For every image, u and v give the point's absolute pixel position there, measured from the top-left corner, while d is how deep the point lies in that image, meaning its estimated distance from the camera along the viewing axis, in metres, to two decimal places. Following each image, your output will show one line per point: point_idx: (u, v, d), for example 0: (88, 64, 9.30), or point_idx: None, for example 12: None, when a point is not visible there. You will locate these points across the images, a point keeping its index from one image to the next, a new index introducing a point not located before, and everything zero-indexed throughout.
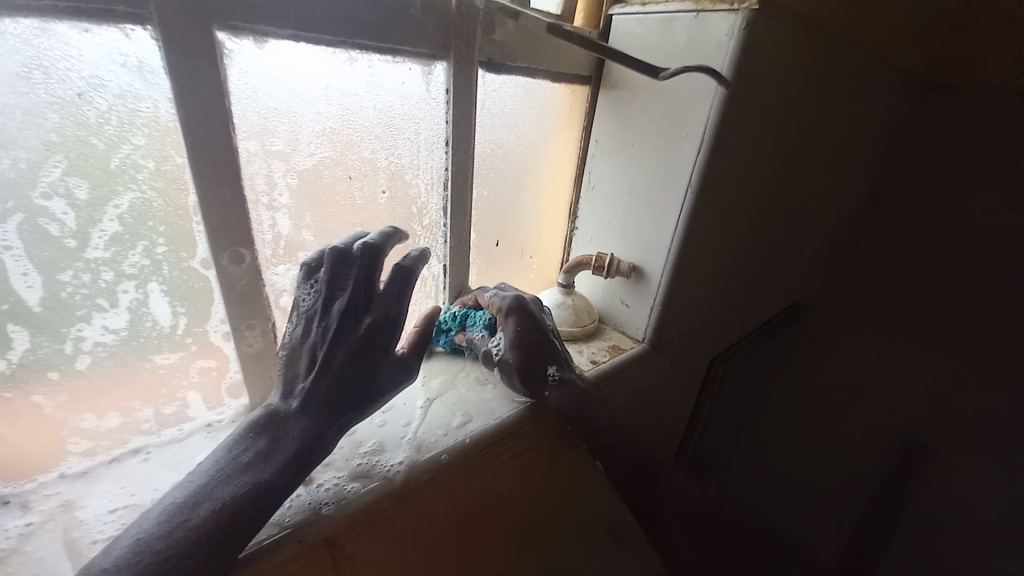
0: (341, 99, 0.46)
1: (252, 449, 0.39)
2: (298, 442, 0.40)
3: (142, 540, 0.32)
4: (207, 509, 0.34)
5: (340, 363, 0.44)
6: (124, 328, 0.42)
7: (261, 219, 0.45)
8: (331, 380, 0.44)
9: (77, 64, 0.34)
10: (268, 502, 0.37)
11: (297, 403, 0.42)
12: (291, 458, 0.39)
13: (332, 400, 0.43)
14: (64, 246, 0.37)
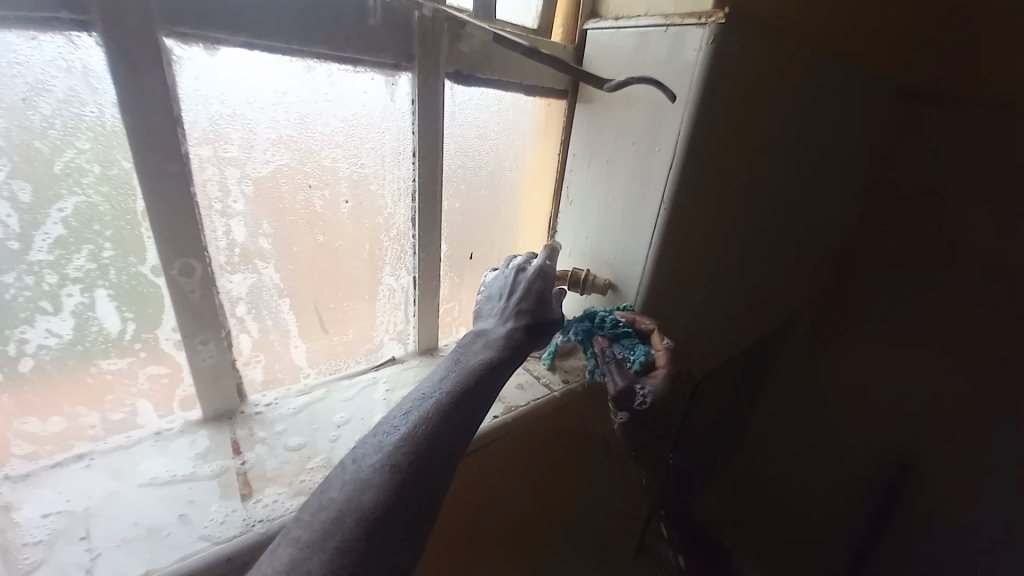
0: (299, 107, 0.46)
1: (463, 361, 0.44)
2: (499, 360, 0.45)
3: (405, 410, 0.38)
4: (442, 388, 0.40)
5: (530, 305, 0.51)
6: (69, 332, 0.42)
7: (214, 227, 0.45)
8: (528, 310, 0.51)
9: (20, 69, 0.34)
10: (488, 386, 0.42)
11: (511, 326, 0.49)
12: (503, 355, 0.45)
13: (532, 318, 0.50)
14: (6, 248, 0.37)
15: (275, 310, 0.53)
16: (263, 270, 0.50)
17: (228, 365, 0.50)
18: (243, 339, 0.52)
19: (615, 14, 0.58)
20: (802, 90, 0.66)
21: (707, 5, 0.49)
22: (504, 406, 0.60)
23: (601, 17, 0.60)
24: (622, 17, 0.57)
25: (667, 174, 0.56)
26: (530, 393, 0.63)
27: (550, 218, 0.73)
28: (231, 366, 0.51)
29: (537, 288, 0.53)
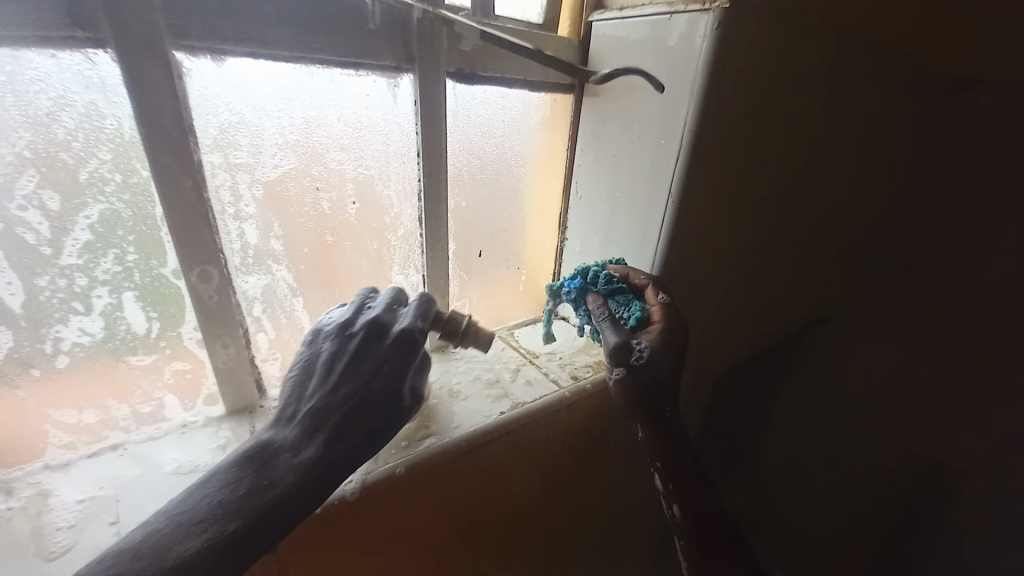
0: (305, 112, 0.48)
1: (234, 478, 0.36)
2: (291, 475, 0.37)
3: (141, 546, 0.32)
4: (188, 529, 0.33)
5: (310, 415, 0.40)
6: (101, 331, 0.46)
7: (228, 230, 0.47)
8: (333, 406, 0.41)
9: (45, 86, 0.37)
10: (247, 545, 0.34)
11: (297, 432, 0.40)
12: (281, 489, 0.36)
13: (353, 417, 0.41)
14: (40, 253, 0.41)
15: (289, 308, 0.55)
16: (276, 271, 0.52)
17: (243, 362, 0.52)
18: (260, 338, 0.54)
19: (619, 5, 0.57)
20: (826, 72, 0.62)
21: None
22: (511, 404, 0.60)
23: (605, 8, 0.59)
24: (627, 7, 0.56)
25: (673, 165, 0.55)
26: (538, 390, 0.63)
27: (560, 215, 0.73)
28: (248, 365, 0.53)
29: (375, 367, 0.43)
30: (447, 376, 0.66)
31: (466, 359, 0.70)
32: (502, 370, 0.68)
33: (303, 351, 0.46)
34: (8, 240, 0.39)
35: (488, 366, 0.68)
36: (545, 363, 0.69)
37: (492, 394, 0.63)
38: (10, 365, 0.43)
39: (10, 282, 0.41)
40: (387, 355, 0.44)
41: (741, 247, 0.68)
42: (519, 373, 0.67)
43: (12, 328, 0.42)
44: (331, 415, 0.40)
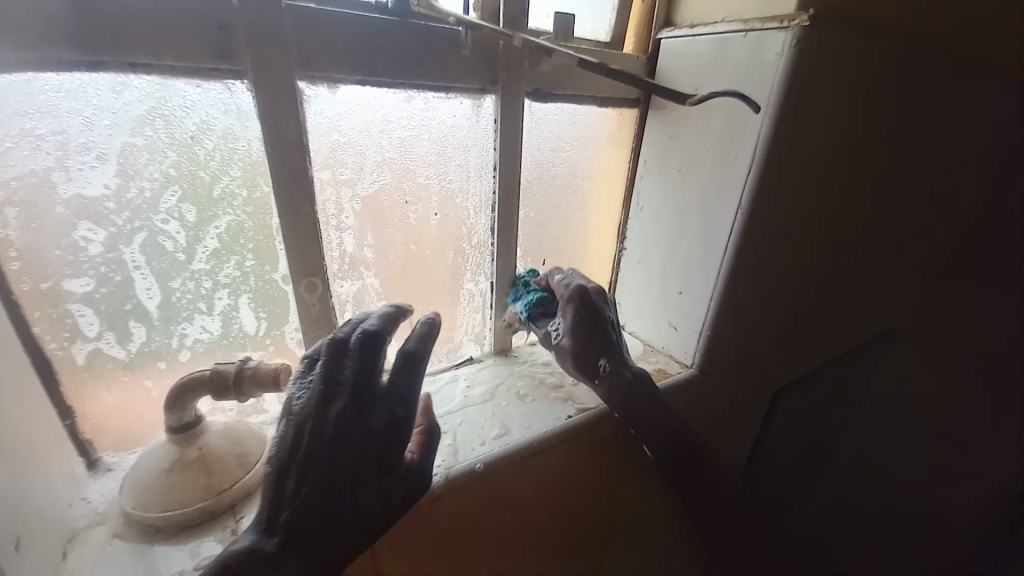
0: (401, 132, 0.52)
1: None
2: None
3: None
4: None
5: (313, 471, 0.37)
6: (218, 329, 0.50)
7: (331, 239, 0.52)
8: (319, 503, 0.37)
9: (191, 112, 0.41)
10: None
11: (276, 539, 0.36)
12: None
13: (317, 507, 0.37)
14: (176, 258, 0.45)
15: (374, 312, 0.60)
16: (367, 277, 0.57)
17: None
18: None
19: (690, 23, 0.59)
20: (896, 89, 0.62)
21: (791, 9, 0.49)
22: (577, 407, 0.62)
23: (675, 26, 0.62)
24: (698, 25, 0.59)
25: (744, 179, 0.56)
26: None
27: (619, 225, 0.75)
28: None
29: (365, 429, 0.39)
30: (512, 378, 0.69)
31: (529, 363, 0.73)
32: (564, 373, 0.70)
33: (287, 422, 0.38)
34: (151, 248, 0.44)
35: (549, 370, 0.71)
36: None
37: (556, 396, 0.65)
38: (143, 358, 0.47)
39: (149, 287, 0.45)
40: (337, 434, 0.38)
41: (802, 260, 0.68)
42: None
43: (146, 326, 0.46)
44: (324, 481, 0.37)
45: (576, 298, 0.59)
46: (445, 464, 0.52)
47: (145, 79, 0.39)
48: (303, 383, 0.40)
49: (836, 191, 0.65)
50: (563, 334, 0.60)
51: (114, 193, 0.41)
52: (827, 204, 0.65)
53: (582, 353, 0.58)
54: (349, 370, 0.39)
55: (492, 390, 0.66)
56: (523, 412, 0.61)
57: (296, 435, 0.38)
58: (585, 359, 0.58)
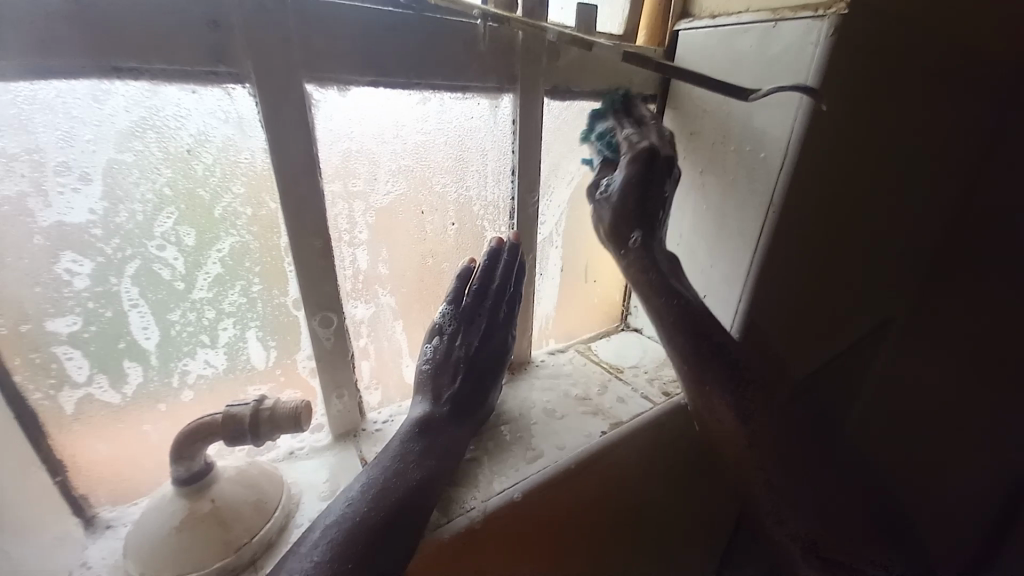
0: (416, 138, 0.48)
1: (421, 449, 0.43)
2: (451, 433, 0.46)
3: (344, 520, 0.37)
4: (387, 501, 0.39)
5: (465, 365, 0.50)
6: (223, 363, 0.45)
7: (342, 256, 0.47)
8: (471, 387, 0.50)
9: (185, 123, 0.36)
10: (426, 501, 0.41)
11: (446, 409, 0.47)
12: (445, 457, 0.44)
13: (467, 398, 0.49)
14: (173, 288, 0.40)
15: (390, 332, 0.55)
16: (381, 297, 0.53)
17: (349, 383, 0.52)
18: (364, 364, 0.55)
19: (710, 12, 0.57)
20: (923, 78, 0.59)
21: None
22: (609, 422, 0.59)
23: (692, 17, 0.59)
24: (719, 14, 0.56)
25: (778, 173, 0.52)
26: (633, 407, 0.62)
27: None
28: (353, 383, 0.52)
29: (498, 340, 0.52)
30: (536, 394, 0.65)
31: (549, 375, 0.69)
32: (589, 384, 0.67)
33: (440, 331, 0.50)
34: (145, 278, 0.38)
35: (572, 381, 0.68)
36: (632, 379, 0.69)
37: (585, 410, 0.62)
38: (141, 401, 0.42)
39: (146, 327, 0.40)
40: (487, 336, 0.51)
41: (833, 256, 0.66)
42: (608, 389, 0.66)
43: (143, 365, 0.41)
44: (475, 370, 0.50)
45: (637, 156, 0.52)
46: (481, 497, 0.48)
47: (131, 86, 0.33)
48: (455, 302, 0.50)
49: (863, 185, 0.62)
50: (616, 184, 0.55)
51: (100, 218, 0.35)
52: (858, 196, 0.62)
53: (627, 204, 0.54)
54: (479, 280, 0.51)
55: (518, 407, 0.62)
56: (554, 430, 0.58)
57: (448, 339, 0.49)
58: (622, 226, 0.55)
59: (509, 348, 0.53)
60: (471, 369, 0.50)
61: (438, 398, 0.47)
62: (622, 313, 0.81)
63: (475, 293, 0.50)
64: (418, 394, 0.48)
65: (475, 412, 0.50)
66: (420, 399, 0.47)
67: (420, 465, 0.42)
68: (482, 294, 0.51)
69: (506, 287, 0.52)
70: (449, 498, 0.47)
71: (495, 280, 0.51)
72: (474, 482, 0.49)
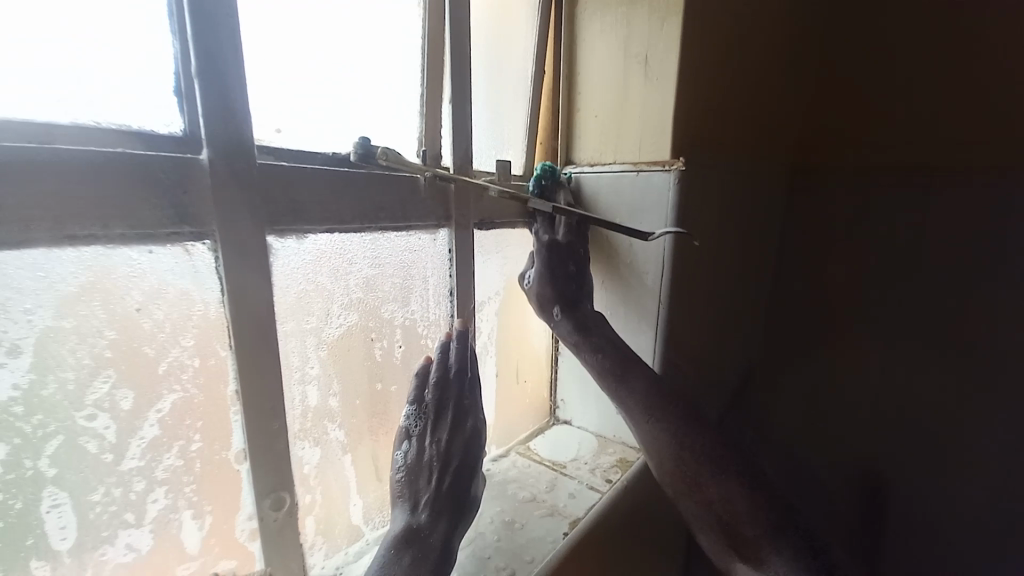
0: (366, 273, 0.52)
1: (405, 565, 0.43)
2: (436, 541, 0.46)
3: None
4: None
5: (442, 467, 0.50)
6: (149, 543, 0.39)
7: (292, 394, 0.46)
8: (449, 484, 0.50)
9: (137, 282, 0.35)
10: None
11: (426, 515, 0.47)
12: (435, 564, 0.44)
13: (448, 499, 0.49)
14: (99, 463, 0.35)
15: (338, 469, 0.53)
16: (330, 431, 0.51)
17: (295, 537, 0.47)
18: (308, 519, 0.50)
19: (589, 161, 0.73)
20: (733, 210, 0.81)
21: (666, 156, 0.65)
22: (568, 521, 0.62)
23: (576, 163, 0.75)
24: (596, 163, 0.72)
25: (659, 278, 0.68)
26: (583, 501, 0.66)
27: (552, 328, 0.82)
28: (298, 540, 0.47)
29: (471, 433, 0.53)
30: (489, 507, 0.65)
31: (498, 484, 0.70)
32: (536, 485, 0.70)
33: (407, 438, 0.51)
34: (66, 456, 0.34)
35: (522, 484, 0.70)
36: (575, 472, 0.73)
37: (541, 513, 0.64)
38: None
39: (65, 525, 0.35)
40: (455, 436, 0.52)
41: (714, 327, 0.84)
42: (556, 485, 0.70)
43: (52, 566, 0.34)
44: (451, 468, 0.51)
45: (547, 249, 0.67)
46: None
47: (84, 251, 0.33)
48: (420, 409, 0.52)
49: (712, 289, 0.80)
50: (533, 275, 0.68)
51: (22, 394, 0.32)
52: (718, 283, 0.82)
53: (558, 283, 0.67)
54: (439, 371, 0.53)
55: (477, 526, 0.62)
56: (519, 543, 0.58)
57: (417, 441, 0.51)
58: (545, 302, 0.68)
59: (479, 432, 0.54)
60: (446, 471, 0.50)
61: (417, 505, 0.48)
62: (550, 407, 0.87)
63: (436, 388, 0.52)
64: (397, 502, 0.48)
65: (461, 510, 0.50)
66: (399, 509, 0.48)
67: None
68: (443, 391, 0.52)
69: (462, 375, 0.54)
70: None
71: (454, 378, 0.53)
72: None
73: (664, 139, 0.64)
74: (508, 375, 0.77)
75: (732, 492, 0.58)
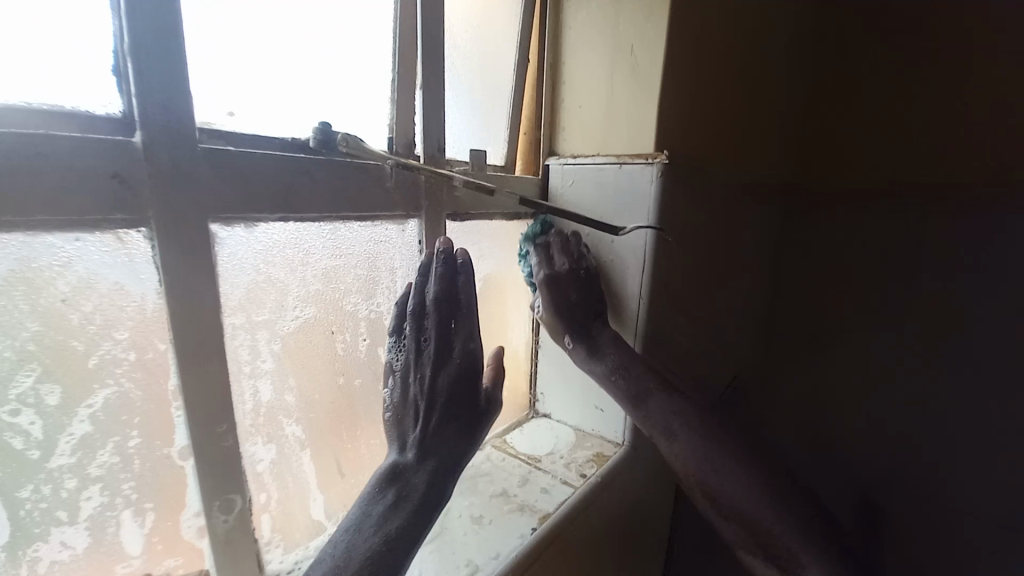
0: (327, 264, 0.50)
1: (387, 504, 0.44)
2: (423, 477, 0.46)
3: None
4: (356, 559, 0.40)
5: (435, 399, 0.49)
6: (85, 541, 0.38)
7: (242, 390, 0.44)
8: (439, 415, 0.49)
9: (63, 272, 0.33)
10: (389, 562, 0.41)
11: (412, 453, 0.47)
12: (420, 502, 0.45)
13: (436, 433, 0.48)
14: (26, 460, 0.34)
15: (296, 466, 0.51)
16: (287, 427, 0.50)
17: (246, 534, 0.46)
18: (264, 517, 0.49)
19: (573, 152, 0.70)
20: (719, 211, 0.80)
21: (650, 149, 0.62)
22: (538, 518, 0.61)
23: (559, 155, 0.71)
24: (579, 155, 0.69)
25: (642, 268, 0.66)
26: (556, 496, 0.65)
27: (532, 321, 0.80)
28: (251, 538, 0.46)
29: (466, 359, 0.51)
30: (458, 502, 0.64)
31: (470, 479, 0.69)
32: (509, 478, 0.69)
33: (393, 376, 0.51)
34: None
35: (494, 479, 0.69)
36: (550, 466, 0.71)
37: (511, 508, 0.63)
38: None
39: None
40: (447, 371, 0.50)
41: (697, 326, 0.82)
42: (529, 480, 0.68)
43: None
44: (445, 399, 0.49)
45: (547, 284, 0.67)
46: None
47: (1, 239, 0.30)
48: (400, 345, 0.51)
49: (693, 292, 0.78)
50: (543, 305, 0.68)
51: None
52: (702, 281, 0.80)
53: (560, 304, 0.66)
54: (413, 304, 0.51)
55: (444, 521, 0.61)
56: (485, 539, 0.58)
57: (402, 376, 0.50)
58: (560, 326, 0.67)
59: (476, 357, 0.52)
60: (435, 404, 0.49)
61: (405, 445, 0.48)
62: (529, 402, 0.85)
63: (415, 319, 0.51)
64: (392, 439, 0.49)
65: (455, 433, 0.49)
66: (390, 448, 0.48)
67: (381, 521, 0.43)
68: (422, 322, 0.51)
69: (449, 299, 0.51)
70: None
71: (435, 306, 0.51)
72: None
73: (648, 131, 0.62)
74: None
75: (739, 491, 0.57)
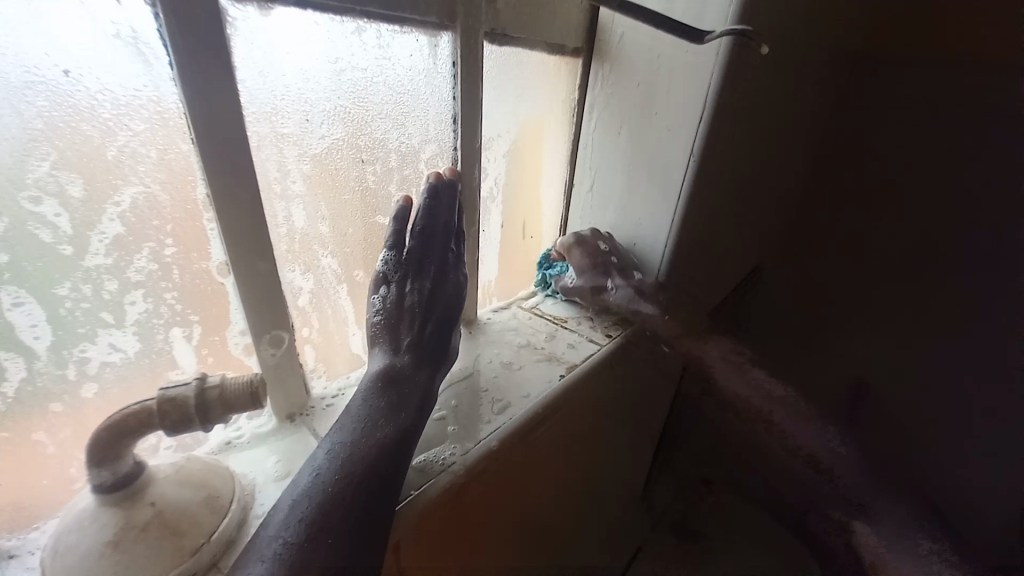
0: (352, 75, 0.44)
1: (385, 400, 0.42)
2: (418, 379, 0.45)
3: (317, 485, 0.35)
4: (365, 447, 0.38)
5: (430, 313, 0.50)
6: (134, 346, 0.38)
7: (274, 211, 0.42)
8: (431, 328, 0.49)
9: (58, 35, 0.28)
10: (399, 459, 0.39)
11: (407, 358, 0.46)
12: (419, 403, 0.44)
13: (426, 346, 0.48)
14: (60, 255, 0.32)
15: (334, 301, 0.51)
16: (323, 259, 0.48)
17: (293, 359, 0.47)
18: (307, 348, 0.50)
19: None
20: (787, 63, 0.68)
21: None
22: (566, 367, 0.62)
23: None
24: None
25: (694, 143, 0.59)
26: (583, 351, 0.66)
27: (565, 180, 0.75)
28: (297, 367, 0.47)
29: (453, 287, 0.53)
30: (487, 349, 0.66)
31: (497, 332, 0.70)
32: (535, 334, 0.70)
33: (384, 289, 0.49)
34: (16, 242, 0.30)
35: (519, 333, 0.70)
36: (576, 326, 0.72)
37: (539, 358, 0.64)
38: (29, 403, 0.34)
39: (36, 324, 0.33)
40: (440, 293, 0.52)
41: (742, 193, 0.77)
42: (556, 337, 0.69)
43: (27, 361, 0.33)
44: (436, 317, 0.50)
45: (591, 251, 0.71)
46: (461, 451, 0.48)
47: None
48: (398, 257, 0.49)
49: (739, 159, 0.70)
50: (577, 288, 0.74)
51: None
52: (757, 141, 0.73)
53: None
54: (421, 222, 0.50)
55: (472, 365, 0.62)
56: (515, 382, 0.59)
57: (396, 287, 0.49)
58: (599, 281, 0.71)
59: (461, 288, 0.54)
60: (429, 316, 0.50)
61: (397, 349, 0.46)
62: None
63: (418, 236, 0.50)
64: (375, 347, 0.47)
65: (439, 356, 0.49)
66: (377, 352, 0.46)
67: (388, 414, 0.41)
68: (426, 236, 0.51)
69: (450, 221, 0.52)
70: (428, 458, 0.47)
71: (439, 227, 0.51)
72: (448, 439, 0.50)
73: None
74: (513, 228, 0.73)
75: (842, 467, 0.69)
